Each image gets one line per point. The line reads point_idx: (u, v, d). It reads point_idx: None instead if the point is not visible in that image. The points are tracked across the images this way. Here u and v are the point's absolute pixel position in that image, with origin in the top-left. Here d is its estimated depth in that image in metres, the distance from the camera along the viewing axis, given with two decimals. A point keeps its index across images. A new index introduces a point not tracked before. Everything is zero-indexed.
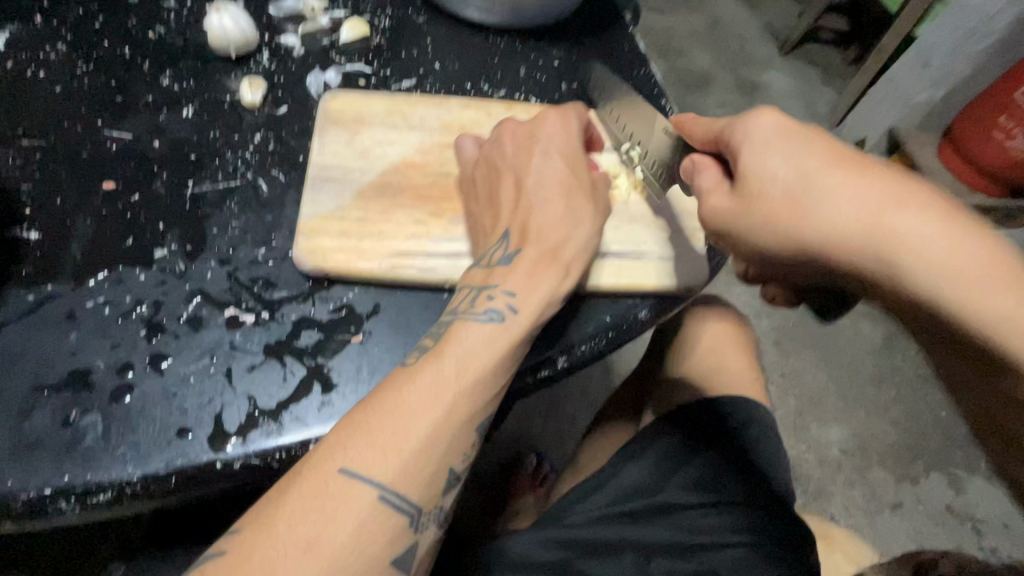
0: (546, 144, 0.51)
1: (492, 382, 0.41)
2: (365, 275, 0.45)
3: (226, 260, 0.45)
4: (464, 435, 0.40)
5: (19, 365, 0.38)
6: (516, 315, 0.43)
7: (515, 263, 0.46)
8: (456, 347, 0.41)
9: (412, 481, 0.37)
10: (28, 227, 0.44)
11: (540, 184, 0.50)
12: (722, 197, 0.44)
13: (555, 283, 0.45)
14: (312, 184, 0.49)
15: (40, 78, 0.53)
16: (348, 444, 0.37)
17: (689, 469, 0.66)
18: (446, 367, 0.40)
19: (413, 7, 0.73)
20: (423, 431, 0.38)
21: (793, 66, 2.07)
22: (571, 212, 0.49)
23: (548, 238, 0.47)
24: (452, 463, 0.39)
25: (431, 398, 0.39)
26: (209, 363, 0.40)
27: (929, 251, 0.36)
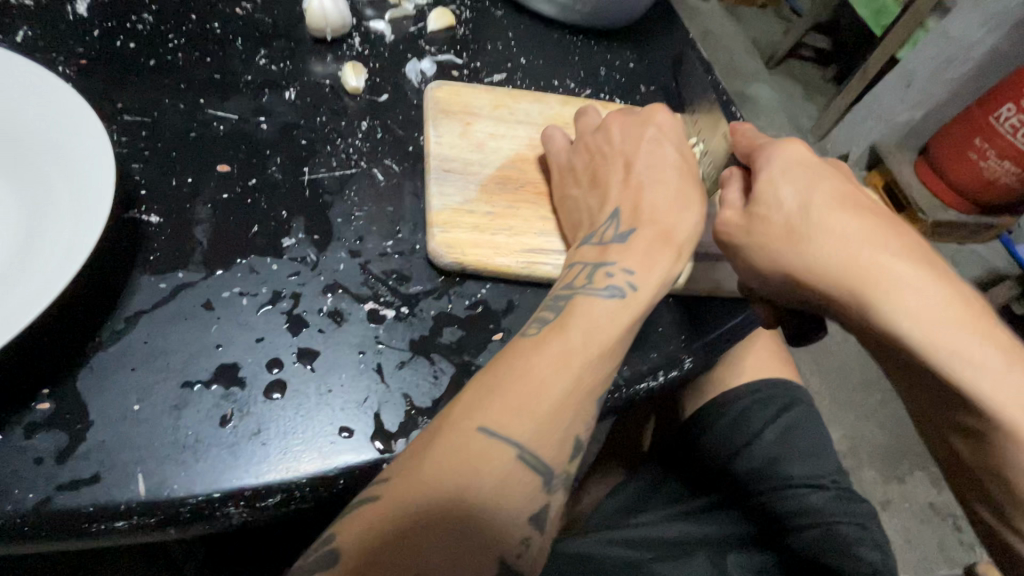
0: (655, 133, 0.51)
1: (614, 353, 0.40)
2: (502, 272, 0.44)
3: (356, 252, 0.43)
4: (588, 404, 0.38)
5: (164, 359, 0.35)
6: (636, 291, 0.42)
7: (630, 241, 0.45)
8: (581, 319, 0.40)
9: (547, 443, 0.36)
10: (147, 209, 0.41)
11: (648, 169, 0.49)
12: (734, 199, 0.45)
13: (670, 264, 0.44)
14: (436, 176, 0.48)
15: (131, 49, 0.49)
16: (484, 405, 0.36)
17: (741, 458, 0.68)
18: (571, 337, 0.39)
19: (491, 0, 0.72)
20: (556, 396, 0.37)
21: (786, 81, 2.15)
22: (682, 196, 0.48)
23: (661, 220, 0.46)
24: (577, 433, 0.38)
25: (558, 366, 0.38)
26: (358, 358, 0.38)
27: (892, 288, 0.38)
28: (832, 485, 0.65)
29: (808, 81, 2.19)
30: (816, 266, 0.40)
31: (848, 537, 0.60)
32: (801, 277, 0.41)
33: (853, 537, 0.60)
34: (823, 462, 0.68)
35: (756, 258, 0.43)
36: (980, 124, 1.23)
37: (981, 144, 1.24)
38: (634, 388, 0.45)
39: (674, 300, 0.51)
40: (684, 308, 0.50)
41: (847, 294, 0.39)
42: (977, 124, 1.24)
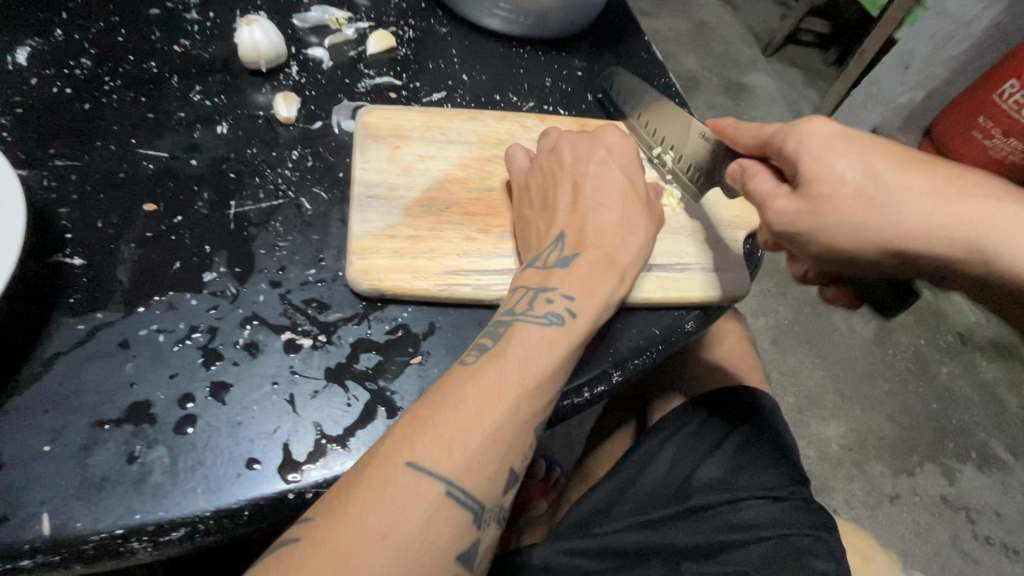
0: (603, 153, 0.52)
1: (550, 382, 0.41)
2: (421, 295, 0.45)
3: (277, 282, 0.44)
4: (524, 432, 0.39)
5: (78, 400, 0.36)
6: (577, 319, 0.43)
7: (574, 267, 0.46)
8: (518, 346, 0.41)
9: (476, 476, 0.36)
10: (71, 252, 0.42)
11: (596, 191, 0.50)
12: (783, 221, 0.47)
13: (612, 290, 0.46)
14: (359, 202, 0.48)
15: (67, 94, 0.51)
16: (417, 438, 0.36)
17: (706, 465, 0.66)
18: (506, 368, 0.40)
19: (435, 18, 0.73)
20: (490, 427, 0.37)
21: (780, 68, 2.11)
22: (626, 219, 0.49)
23: (605, 246, 0.47)
24: (511, 465, 0.39)
25: (492, 400, 0.38)
26: (271, 390, 0.39)
27: (959, 207, 0.41)
28: (792, 498, 0.63)
29: (803, 66, 2.15)
30: (905, 230, 0.42)
31: (801, 550, 0.58)
32: (894, 242, 0.42)
33: (798, 553, 0.57)
34: (782, 472, 0.66)
35: (839, 240, 0.45)
36: (982, 102, 1.26)
37: (984, 122, 1.26)
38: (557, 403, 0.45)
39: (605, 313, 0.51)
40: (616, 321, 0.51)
41: (940, 240, 0.41)
42: (978, 102, 1.28)
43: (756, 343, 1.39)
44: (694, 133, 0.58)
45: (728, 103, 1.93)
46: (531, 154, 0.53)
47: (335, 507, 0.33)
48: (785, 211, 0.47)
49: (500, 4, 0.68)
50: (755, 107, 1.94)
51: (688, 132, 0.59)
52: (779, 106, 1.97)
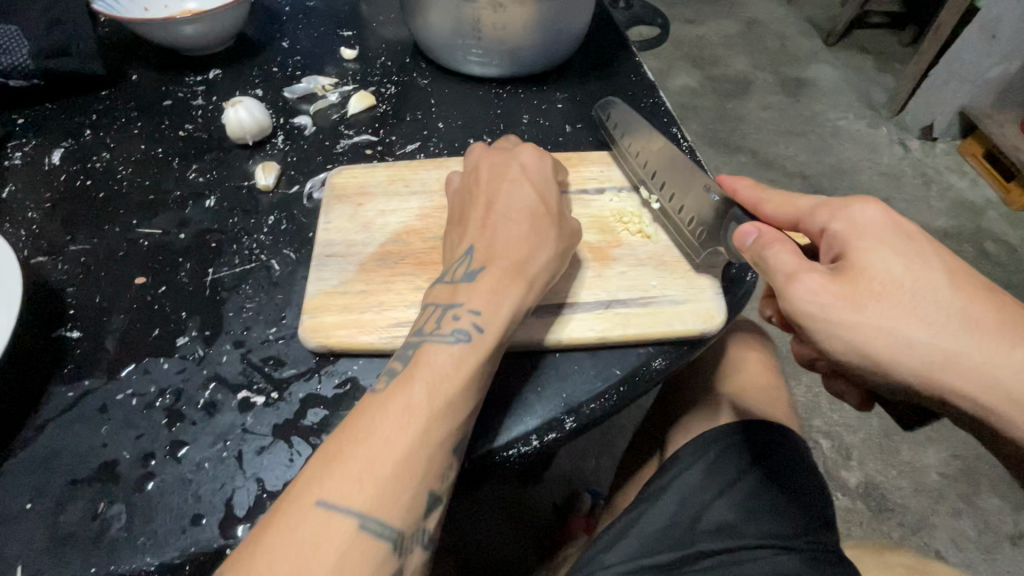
0: (516, 171, 0.51)
1: (462, 400, 0.39)
2: (366, 348, 0.47)
3: (240, 342, 0.48)
4: (441, 452, 0.37)
5: (58, 460, 0.41)
6: (484, 333, 0.41)
7: (479, 279, 0.44)
8: (425, 368, 0.40)
9: (390, 505, 0.35)
10: (71, 326, 0.49)
11: (509, 208, 0.48)
12: (820, 304, 0.42)
13: (523, 298, 0.44)
14: (317, 262, 0.51)
15: (87, 186, 0.60)
16: (325, 477, 0.35)
17: (715, 508, 0.59)
18: (414, 391, 0.38)
19: (418, 71, 0.76)
20: (399, 453, 0.36)
21: (842, 56, 1.95)
22: (534, 235, 0.47)
23: (514, 253, 0.45)
24: (433, 486, 0.37)
25: (402, 427, 0.36)
26: (222, 448, 0.42)
27: (996, 372, 0.40)
28: (806, 550, 0.56)
29: (873, 51, 1.97)
30: (946, 352, 0.41)
31: None
32: (918, 362, 0.42)
33: None
34: (798, 518, 0.58)
35: (862, 340, 0.42)
36: None
37: None
38: (502, 453, 0.43)
39: (561, 354, 0.49)
40: (571, 361, 0.49)
41: (956, 372, 0.41)
42: None
43: None
44: (699, 185, 0.55)
45: (784, 101, 1.80)
46: (462, 179, 0.53)
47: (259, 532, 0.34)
48: (813, 298, 0.43)
49: (473, 49, 0.70)
50: (814, 101, 1.79)
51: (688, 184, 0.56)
52: (842, 98, 1.81)
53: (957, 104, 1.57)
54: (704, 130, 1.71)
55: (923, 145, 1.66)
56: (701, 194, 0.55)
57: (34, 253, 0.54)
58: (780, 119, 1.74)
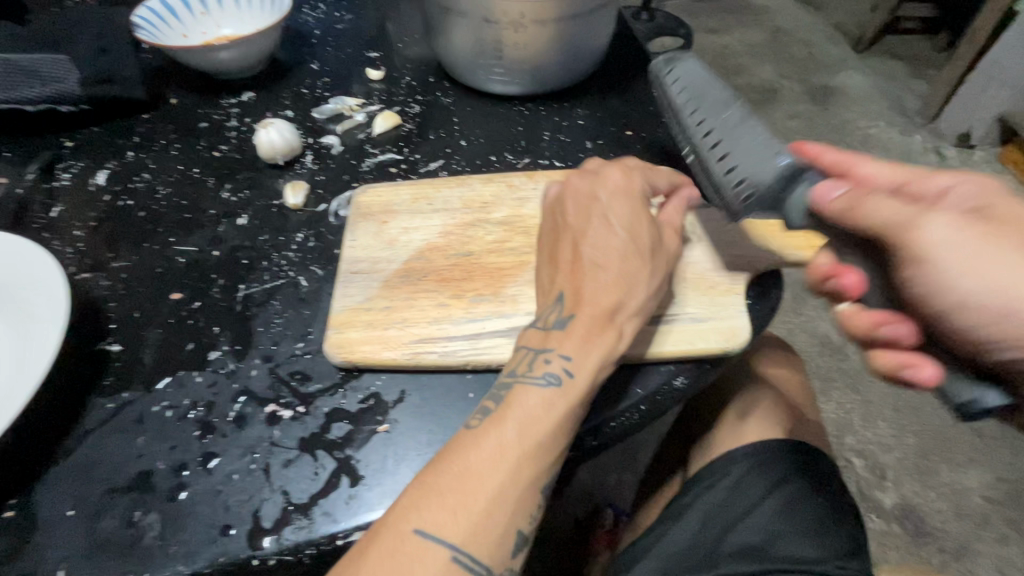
0: (603, 205, 0.49)
1: (553, 445, 0.39)
2: (390, 364, 0.48)
3: (268, 357, 0.50)
4: (533, 494, 0.38)
5: (98, 470, 0.43)
6: (575, 379, 0.41)
7: (570, 327, 0.43)
8: (518, 410, 0.40)
9: (483, 540, 0.36)
10: (112, 340, 0.51)
11: (598, 249, 0.47)
12: (954, 245, 0.42)
13: (613, 346, 0.43)
14: (343, 279, 0.53)
15: (130, 206, 0.63)
16: (421, 505, 0.36)
17: (738, 530, 0.58)
18: (506, 431, 0.39)
19: (442, 90, 0.78)
20: (490, 492, 0.36)
21: (872, 63, 1.91)
22: (625, 276, 0.45)
23: (603, 299, 0.44)
24: (520, 525, 0.37)
25: (494, 464, 0.37)
26: (250, 460, 0.44)
27: None
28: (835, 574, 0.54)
29: (905, 57, 1.93)
30: None
31: None
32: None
33: None
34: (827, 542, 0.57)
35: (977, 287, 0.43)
36: None
37: None
38: None
39: None
40: None
41: None
42: None
43: (857, 376, 1.22)
44: None
45: (811, 110, 1.76)
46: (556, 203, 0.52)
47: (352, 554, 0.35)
48: (940, 237, 0.42)
49: (495, 69, 0.71)
50: (843, 110, 1.76)
51: None
52: (872, 105, 1.76)
53: (996, 110, 1.53)
54: None
55: (959, 153, 1.61)
56: None
57: (79, 270, 0.57)
58: (807, 128, 1.71)
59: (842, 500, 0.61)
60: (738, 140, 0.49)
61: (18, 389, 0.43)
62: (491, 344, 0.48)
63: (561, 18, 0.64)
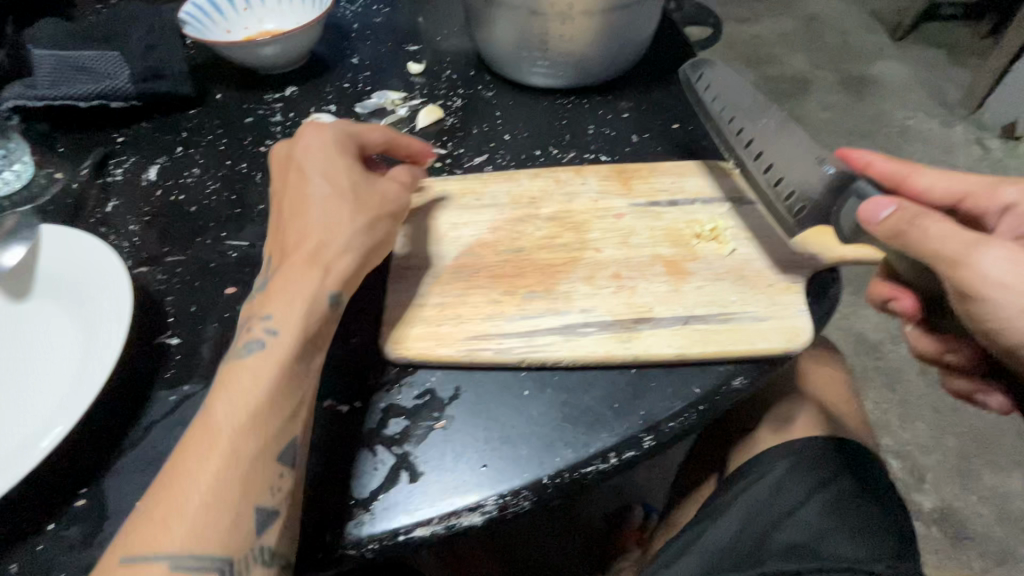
0: (300, 157, 0.52)
1: (264, 415, 0.38)
2: (445, 360, 0.47)
3: (323, 352, 0.50)
4: (260, 469, 0.37)
5: (164, 461, 0.44)
6: (281, 339, 0.42)
7: (279, 275, 0.46)
8: (230, 385, 0.40)
9: (208, 533, 0.34)
10: (171, 334, 0.52)
11: (297, 198, 0.50)
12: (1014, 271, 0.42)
13: (316, 285, 0.45)
14: (394, 274, 0.53)
15: (181, 201, 0.64)
16: (185, 487, 0.35)
17: (783, 529, 0.57)
18: (211, 408, 0.39)
19: (483, 84, 0.77)
20: (213, 469, 0.36)
21: (912, 51, 1.84)
22: (335, 215, 0.48)
23: (311, 241, 0.47)
24: (261, 503, 0.36)
25: (201, 453, 0.36)
26: (310, 453, 0.44)
27: None
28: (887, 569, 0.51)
29: (947, 44, 1.85)
30: None
31: None
32: None
33: None
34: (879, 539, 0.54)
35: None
36: None
37: None
38: (580, 471, 0.43)
39: (637, 371, 0.48)
40: (648, 377, 0.48)
41: None
42: None
43: (897, 375, 1.19)
44: (812, 159, 0.53)
45: (848, 100, 1.71)
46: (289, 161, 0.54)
47: (169, 517, 0.34)
48: (1001, 267, 0.42)
49: (539, 62, 0.70)
50: (881, 100, 1.70)
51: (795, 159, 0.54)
52: (912, 95, 1.70)
53: None
54: None
55: (1004, 145, 1.56)
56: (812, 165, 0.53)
57: (135, 263, 0.58)
58: (844, 119, 1.66)
59: (889, 497, 0.59)
60: (778, 147, 0.55)
61: (89, 378, 0.44)
62: (546, 341, 0.48)
63: (610, 9, 0.62)
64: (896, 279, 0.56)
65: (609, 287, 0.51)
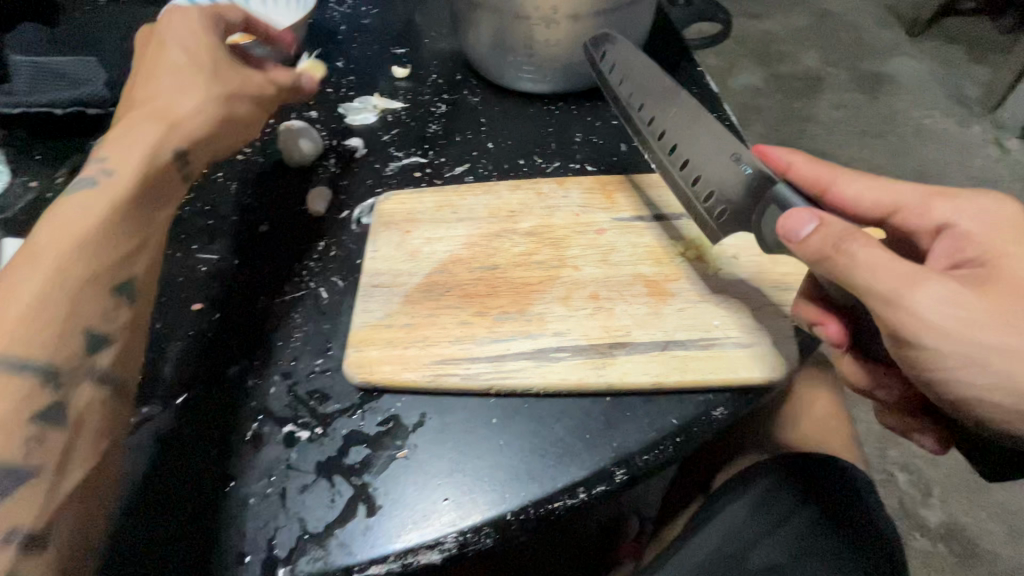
0: (169, 34, 0.48)
1: (104, 238, 0.39)
2: (410, 386, 0.46)
3: (288, 374, 0.48)
4: (88, 286, 0.38)
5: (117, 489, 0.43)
6: (112, 180, 0.41)
7: (110, 135, 0.44)
8: (64, 215, 0.39)
9: (38, 360, 0.34)
10: None
11: (174, 80, 0.46)
12: (951, 314, 0.37)
13: (161, 137, 0.44)
14: (363, 293, 0.51)
15: None
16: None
17: (761, 549, 0.54)
18: (47, 225, 0.38)
19: (468, 88, 0.75)
20: (50, 297, 0.36)
21: (928, 47, 1.78)
22: (191, 79, 0.46)
23: (165, 95, 0.46)
24: (90, 329, 0.37)
25: (39, 256, 0.36)
26: (267, 484, 0.42)
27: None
28: None
29: (965, 40, 1.79)
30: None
31: None
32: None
33: None
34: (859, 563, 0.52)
35: (985, 358, 0.37)
36: None
37: None
38: (546, 507, 0.41)
39: (612, 399, 0.46)
40: (623, 406, 0.45)
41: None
42: None
43: None
44: (727, 155, 0.48)
45: (859, 99, 1.66)
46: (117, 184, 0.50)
47: None
48: (935, 308, 0.37)
49: (524, 67, 0.68)
50: (894, 99, 1.64)
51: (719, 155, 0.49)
52: (927, 94, 1.65)
53: None
54: (768, 132, 1.61)
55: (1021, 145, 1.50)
56: (727, 162, 0.48)
57: None
58: (854, 119, 1.61)
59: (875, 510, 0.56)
60: (699, 146, 0.51)
61: None
62: (517, 367, 0.46)
63: (596, 13, 0.60)
64: (818, 299, 0.46)
65: (586, 308, 0.49)
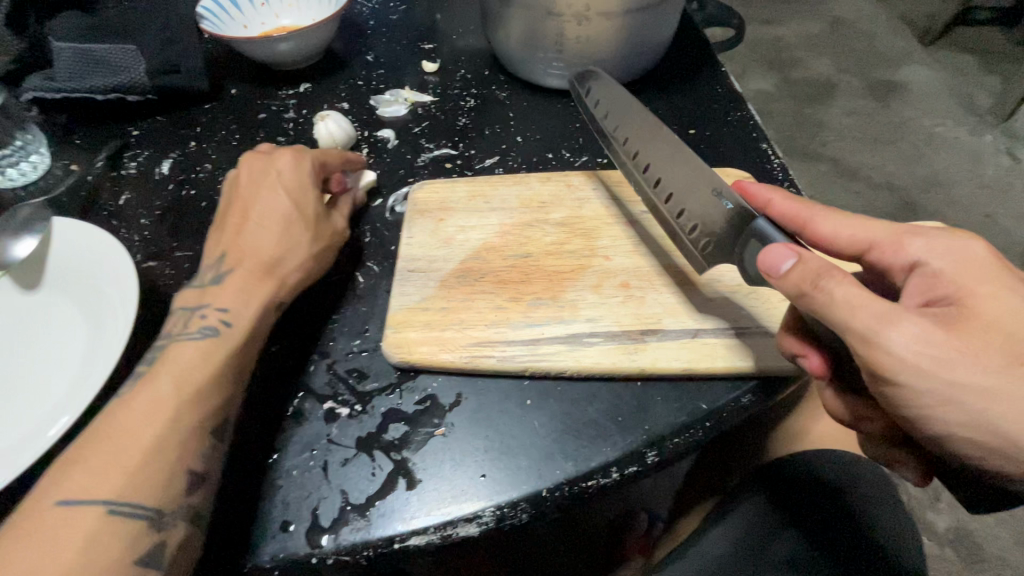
0: (275, 178, 0.51)
1: (209, 394, 0.40)
2: (447, 366, 0.47)
3: (327, 353, 0.50)
4: (195, 439, 0.38)
5: None
6: (228, 330, 0.43)
7: (226, 282, 0.46)
8: (169, 367, 0.41)
9: (143, 488, 0.35)
10: None
11: (261, 213, 0.50)
12: (925, 351, 0.35)
13: (271, 294, 0.47)
14: (400, 277, 0.52)
15: (192, 195, 0.64)
16: (95, 447, 0.36)
17: (778, 541, 0.54)
18: (160, 386, 0.39)
19: (497, 84, 0.76)
20: (151, 436, 0.37)
21: (941, 56, 1.79)
22: (285, 237, 0.49)
23: (263, 251, 0.48)
24: (191, 466, 0.37)
25: (139, 423, 0.37)
26: (309, 456, 0.44)
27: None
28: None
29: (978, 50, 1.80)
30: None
31: None
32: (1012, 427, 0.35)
33: None
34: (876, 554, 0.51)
35: (962, 400, 0.35)
36: None
37: None
38: (580, 486, 0.42)
39: (642, 384, 0.47)
40: (654, 391, 0.46)
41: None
42: None
43: None
44: (709, 189, 0.49)
45: (872, 106, 1.67)
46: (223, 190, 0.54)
47: None
48: (909, 345, 0.35)
49: (554, 63, 0.69)
50: (907, 106, 1.65)
51: (696, 188, 0.50)
52: (939, 102, 1.66)
53: None
54: (781, 137, 1.63)
55: None
56: (711, 197, 0.48)
57: (145, 257, 0.58)
58: (868, 125, 1.62)
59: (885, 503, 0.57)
60: (679, 176, 0.51)
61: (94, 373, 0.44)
62: (551, 350, 0.47)
63: (627, 11, 0.61)
64: (800, 329, 0.44)
65: (617, 296, 0.50)
